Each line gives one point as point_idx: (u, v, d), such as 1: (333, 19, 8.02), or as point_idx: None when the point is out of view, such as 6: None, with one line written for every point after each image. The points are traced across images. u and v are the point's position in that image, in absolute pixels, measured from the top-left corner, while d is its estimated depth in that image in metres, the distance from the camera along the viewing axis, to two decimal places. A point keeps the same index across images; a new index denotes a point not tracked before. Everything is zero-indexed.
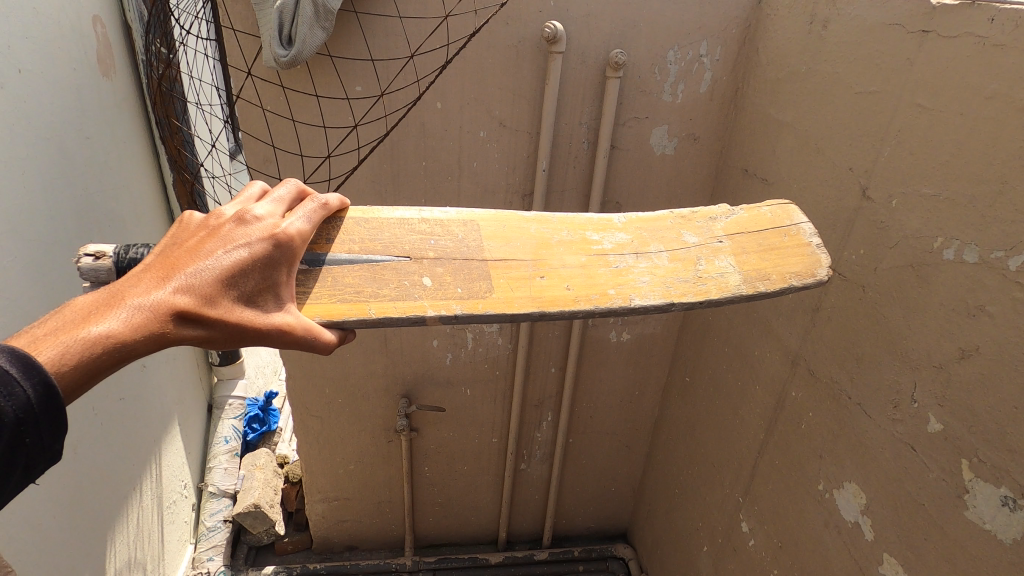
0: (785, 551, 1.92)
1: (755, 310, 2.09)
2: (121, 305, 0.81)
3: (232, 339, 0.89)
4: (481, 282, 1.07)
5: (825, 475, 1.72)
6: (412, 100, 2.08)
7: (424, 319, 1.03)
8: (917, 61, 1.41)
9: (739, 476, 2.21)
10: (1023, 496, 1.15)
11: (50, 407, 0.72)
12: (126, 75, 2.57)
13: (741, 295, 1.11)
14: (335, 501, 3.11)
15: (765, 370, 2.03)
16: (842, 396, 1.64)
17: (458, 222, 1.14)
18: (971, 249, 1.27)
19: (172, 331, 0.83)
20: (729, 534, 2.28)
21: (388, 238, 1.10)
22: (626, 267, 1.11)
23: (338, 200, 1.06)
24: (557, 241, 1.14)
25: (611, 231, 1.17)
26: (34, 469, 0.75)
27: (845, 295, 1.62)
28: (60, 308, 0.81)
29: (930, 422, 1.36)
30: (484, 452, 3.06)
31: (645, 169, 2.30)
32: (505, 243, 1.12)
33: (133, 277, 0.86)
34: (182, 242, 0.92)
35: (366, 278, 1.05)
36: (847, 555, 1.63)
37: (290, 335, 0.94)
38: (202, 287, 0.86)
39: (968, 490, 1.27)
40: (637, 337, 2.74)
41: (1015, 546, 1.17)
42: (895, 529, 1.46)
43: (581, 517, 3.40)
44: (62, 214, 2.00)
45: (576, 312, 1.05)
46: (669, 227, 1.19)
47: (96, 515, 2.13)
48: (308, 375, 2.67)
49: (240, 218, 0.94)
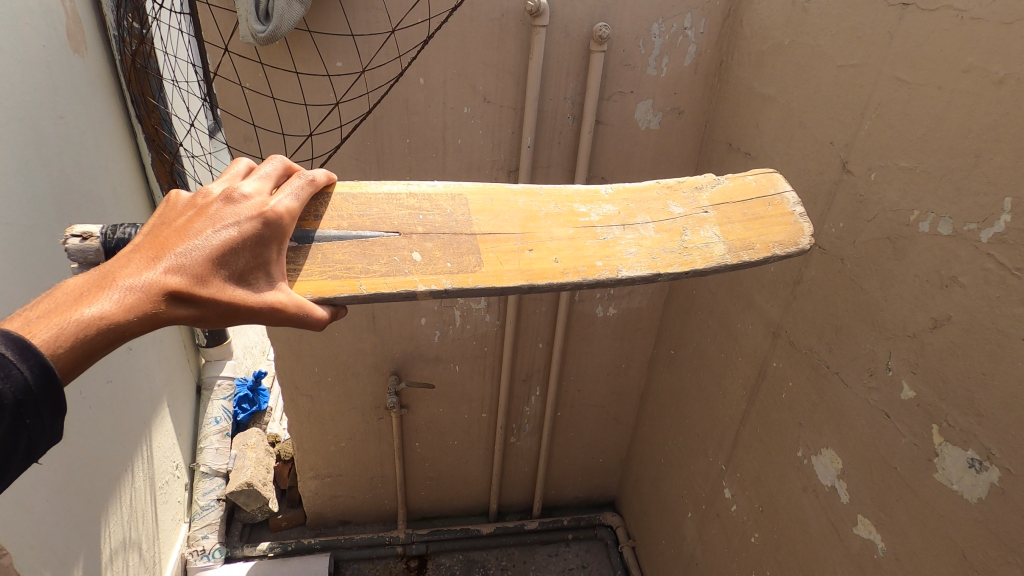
0: (765, 514, 1.99)
1: (738, 283, 2.13)
2: (112, 286, 0.81)
3: (225, 318, 0.90)
4: (470, 256, 1.08)
5: (804, 442, 1.78)
6: (394, 76, 2.06)
7: (415, 294, 1.04)
8: (897, 35, 1.41)
9: (722, 444, 2.28)
10: (988, 458, 1.21)
11: (48, 390, 0.74)
12: (97, 51, 2.50)
13: (725, 265, 1.12)
14: (328, 479, 3.15)
15: (747, 342, 2.08)
16: (821, 365, 1.69)
17: (446, 197, 1.15)
18: (945, 222, 1.30)
19: (164, 310, 0.83)
20: (712, 500, 2.36)
21: (377, 214, 1.11)
22: (613, 239, 1.13)
23: (325, 175, 1.05)
24: (545, 214, 1.15)
25: (598, 203, 1.18)
26: (36, 449, 0.76)
27: (826, 267, 1.66)
28: (51, 290, 0.81)
29: (903, 388, 1.41)
30: (474, 427, 3.11)
31: (630, 144, 2.30)
32: (493, 216, 1.13)
33: (123, 258, 0.86)
34: (171, 222, 0.92)
35: (356, 254, 1.06)
36: (824, 516, 1.70)
37: (282, 313, 0.94)
38: (193, 267, 0.87)
39: (937, 454, 1.32)
40: (623, 312, 2.78)
41: (980, 505, 1.23)
42: (869, 491, 1.53)
43: (570, 487, 3.48)
44: (39, 196, 1.97)
45: (565, 284, 1.07)
46: (655, 198, 1.20)
47: (88, 497, 2.15)
48: (296, 354, 2.68)
49: (228, 197, 0.93)
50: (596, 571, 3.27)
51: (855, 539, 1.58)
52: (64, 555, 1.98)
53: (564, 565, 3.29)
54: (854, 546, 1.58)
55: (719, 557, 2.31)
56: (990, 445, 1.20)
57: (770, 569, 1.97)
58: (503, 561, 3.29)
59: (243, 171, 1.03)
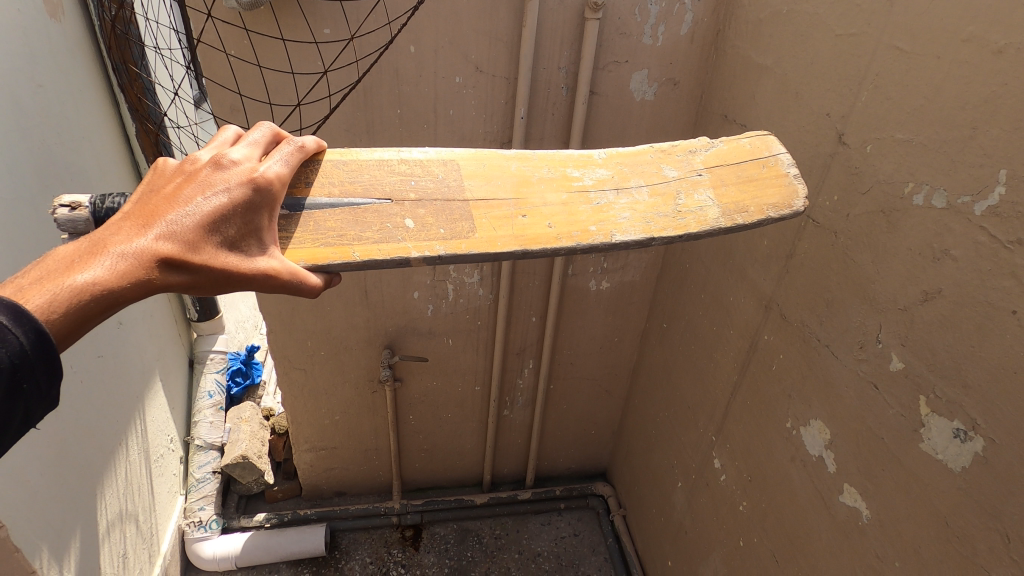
0: (754, 484, 2.03)
1: (731, 257, 2.13)
2: (103, 252, 0.79)
3: (219, 285, 0.89)
4: (464, 222, 1.07)
5: (794, 413, 1.80)
6: (384, 44, 2.00)
7: (409, 260, 1.03)
8: (897, 3, 1.38)
9: (713, 416, 2.31)
10: (973, 428, 1.23)
11: (44, 353, 0.73)
12: (75, 17, 2.41)
13: (719, 228, 1.12)
14: (323, 451, 3.18)
15: (740, 315, 2.09)
16: (812, 338, 1.71)
17: (438, 162, 1.12)
18: (940, 195, 1.29)
19: (158, 277, 0.82)
20: (702, 470, 2.40)
21: (368, 180, 1.08)
22: (607, 203, 1.12)
23: (315, 142, 1.03)
24: (538, 178, 1.13)
25: (591, 167, 1.16)
26: (33, 414, 0.76)
27: (819, 241, 1.66)
28: (41, 257, 0.80)
29: (892, 360, 1.42)
30: (467, 400, 3.13)
31: (625, 116, 2.27)
32: (486, 181, 1.11)
33: (112, 224, 0.84)
34: (159, 188, 0.90)
35: (349, 221, 1.04)
36: (810, 485, 1.73)
37: (277, 279, 0.93)
38: (185, 233, 0.85)
39: (924, 424, 1.35)
40: (616, 285, 2.78)
41: (963, 474, 1.25)
42: (855, 461, 1.56)
43: (562, 458, 3.53)
44: (20, 167, 1.92)
45: (558, 249, 1.07)
46: (649, 160, 1.18)
47: (83, 471, 2.15)
48: (289, 329, 2.67)
49: (217, 162, 0.91)
50: (587, 539, 3.35)
51: (840, 507, 1.61)
52: (61, 528, 2.00)
53: (556, 534, 3.36)
54: (839, 514, 1.62)
55: (708, 524, 2.37)
56: (975, 415, 1.22)
57: (757, 536, 2.02)
58: (497, 529, 3.36)
59: (230, 137, 1.01)
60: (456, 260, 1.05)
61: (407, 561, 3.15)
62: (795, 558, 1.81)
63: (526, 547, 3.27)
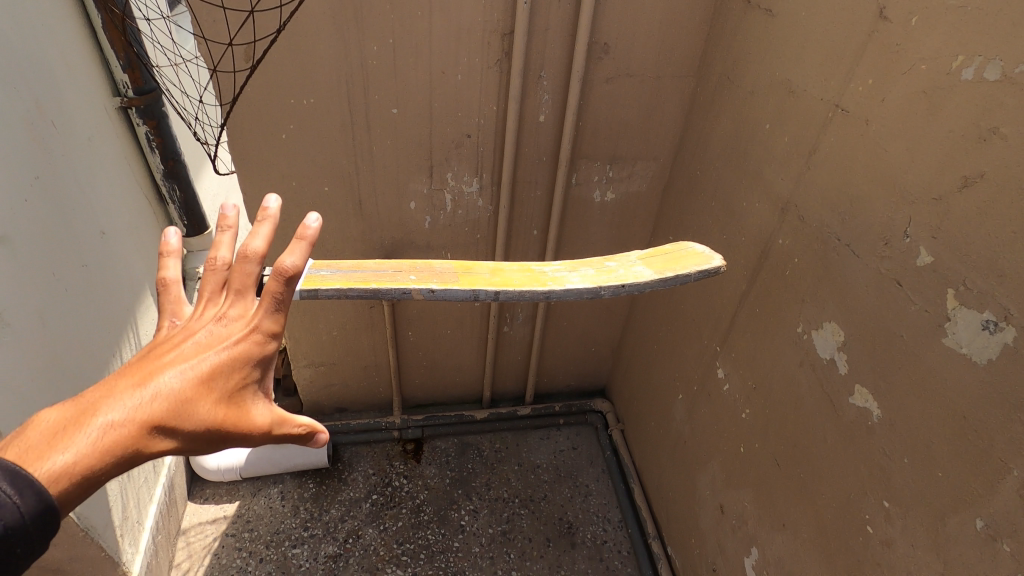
0: (758, 392, 2.01)
1: (746, 160, 2.01)
2: (92, 422, 0.85)
3: (212, 444, 0.99)
4: (450, 279, 1.37)
5: (806, 318, 1.74)
6: None
7: (410, 294, 1.33)
8: None
9: (717, 327, 2.27)
10: (1005, 319, 1.17)
11: (44, 526, 0.76)
12: None
13: (651, 285, 1.41)
14: (322, 367, 3.17)
15: (752, 221, 2.00)
16: (832, 239, 1.62)
17: (434, 266, 1.44)
18: (994, 66, 1.17)
19: (154, 442, 0.91)
20: (704, 381, 2.39)
21: (380, 268, 1.40)
22: (562, 277, 1.43)
23: (263, 243, 1.12)
24: (510, 272, 1.44)
25: (550, 270, 1.48)
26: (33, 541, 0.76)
27: (847, 133, 1.54)
28: (24, 426, 0.83)
29: (919, 255, 1.35)
30: (467, 316, 3.09)
31: (637, 4, 2.08)
32: (469, 271, 1.42)
33: (103, 388, 0.91)
34: (152, 356, 1.01)
35: (365, 275, 1.36)
36: (818, 388, 1.70)
37: (268, 428, 1.09)
38: (184, 392, 0.95)
39: (950, 319, 1.29)
40: (621, 197, 2.67)
41: (987, 367, 1.20)
42: (869, 362, 1.51)
43: (562, 375, 3.54)
44: None
45: (525, 295, 1.34)
46: (595, 264, 1.51)
47: (77, 381, 2.12)
48: (280, 241, 2.57)
49: (210, 332, 1.05)
50: (585, 452, 3.42)
51: (849, 409, 1.59)
52: None
53: (555, 447, 3.43)
54: (847, 416, 1.60)
55: (708, 434, 2.38)
56: (1009, 306, 1.15)
57: (758, 442, 2.02)
58: (497, 444, 3.42)
59: (200, 288, 1.13)
60: (445, 296, 1.34)
61: (409, 472, 3.22)
62: (798, 461, 1.81)
63: (526, 460, 3.34)
